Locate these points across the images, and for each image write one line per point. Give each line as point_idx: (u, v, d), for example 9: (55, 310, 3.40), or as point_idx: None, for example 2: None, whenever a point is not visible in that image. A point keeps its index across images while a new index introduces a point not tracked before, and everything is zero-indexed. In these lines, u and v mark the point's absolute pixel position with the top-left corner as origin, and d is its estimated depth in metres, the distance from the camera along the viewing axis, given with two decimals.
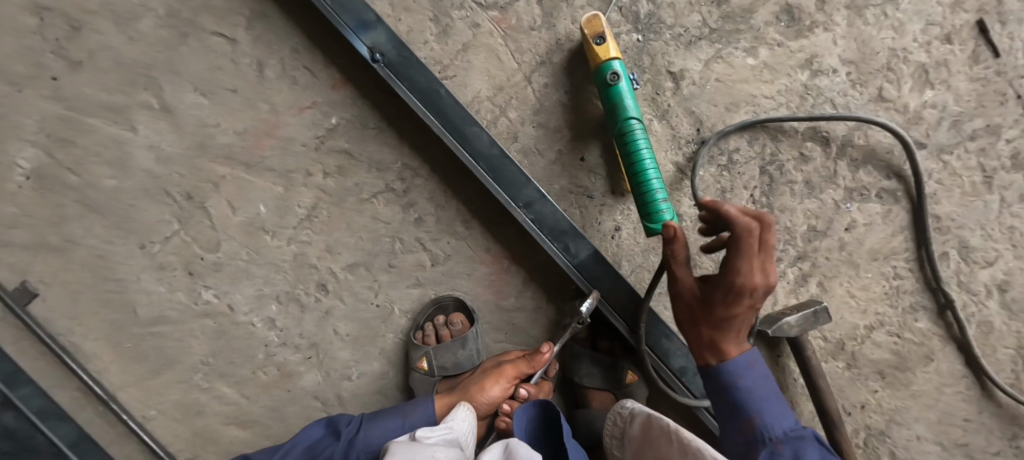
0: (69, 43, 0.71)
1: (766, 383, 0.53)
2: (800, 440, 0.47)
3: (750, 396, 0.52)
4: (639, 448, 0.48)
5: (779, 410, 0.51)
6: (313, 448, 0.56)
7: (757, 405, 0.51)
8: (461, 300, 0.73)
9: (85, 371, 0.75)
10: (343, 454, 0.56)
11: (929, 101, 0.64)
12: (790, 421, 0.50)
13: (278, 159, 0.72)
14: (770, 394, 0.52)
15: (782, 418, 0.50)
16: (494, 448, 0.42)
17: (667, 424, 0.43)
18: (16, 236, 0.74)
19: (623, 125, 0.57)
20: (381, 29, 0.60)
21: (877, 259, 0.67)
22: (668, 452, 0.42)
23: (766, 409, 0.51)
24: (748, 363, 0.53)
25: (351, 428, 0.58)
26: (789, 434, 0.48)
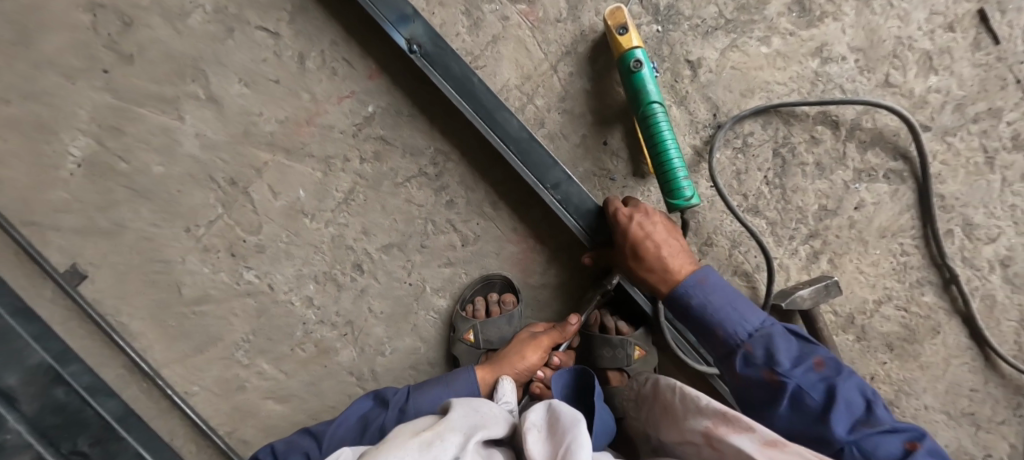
0: (121, 37, 0.76)
1: (720, 286, 0.54)
2: (768, 340, 0.47)
3: (710, 309, 0.52)
4: (648, 405, 0.52)
5: (743, 310, 0.51)
6: (364, 418, 0.59)
7: (719, 317, 0.51)
8: (511, 282, 0.77)
9: (132, 348, 0.79)
10: (395, 423, 0.58)
11: (933, 86, 0.68)
12: (754, 318, 0.50)
13: (318, 146, 0.76)
14: (730, 297, 0.52)
15: (747, 318, 0.50)
16: (540, 407, 0.42)
17: (671, 381, 0.47)
18: (67, 221, 0.78)
19: (646, 109, 0.61)
20: (418, 22, 0.65)
21: (885, 236, 0.71)
22: (670, 403, 0.46)
23: (729, 318, 0.51)
24: (701, 276, 0.55)
25: (400, 398, 0.60)
26: (757, 334, 0.49)
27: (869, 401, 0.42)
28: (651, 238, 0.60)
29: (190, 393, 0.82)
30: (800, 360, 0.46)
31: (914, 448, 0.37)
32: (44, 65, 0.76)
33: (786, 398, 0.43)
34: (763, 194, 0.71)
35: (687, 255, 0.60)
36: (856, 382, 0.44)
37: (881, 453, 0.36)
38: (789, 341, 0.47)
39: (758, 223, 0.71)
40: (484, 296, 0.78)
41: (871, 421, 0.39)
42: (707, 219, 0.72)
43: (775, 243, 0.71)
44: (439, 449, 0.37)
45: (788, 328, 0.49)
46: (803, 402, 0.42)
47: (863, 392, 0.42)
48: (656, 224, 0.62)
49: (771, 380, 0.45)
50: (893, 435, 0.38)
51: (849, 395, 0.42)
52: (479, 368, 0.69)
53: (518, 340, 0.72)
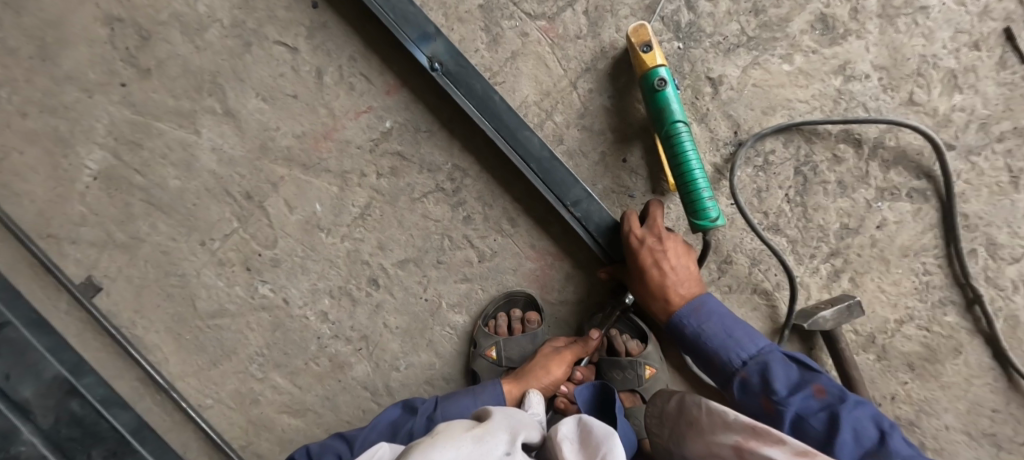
0: (139, 52, 0.76)
1: (717, 313, 0.57)
2: (763, 366, 0.50)
3: (707, 336, 0.56)
4: (669, 422, 0.49)
5: (740, 338, 0.54)
6: (393, 424, 0.60)
7: (716, 345, 0.55)
8: (534, 299, 0.77)
9: (146, 361, 0.79)
10: (423, 429, 0.60)
11: (958, 105, 0.67)
12: (752, 344, 0.53)
13: (335, 160, 0.76)
14: (727, 324, 0.56)
15: (744, 345, 0.54)
16: (570, 421, 0.41)
17: (696, 397, 0.46)
18: (84, 234, 0.78)
19: (670, 128, 0.61)
20: (440, 40, 0.65)
21: (907, 255, 0.70)
22: (694, 417, 0.44)
23: (726, 346, 0.54)
24: (695, 305, 0.59)
25: (428, 406, 0.62)
26: (753, 360, 0.52)
27: (879, 430, 0.41)
28: (656, 270, 0.61)
29: (203, 406, 0.81)
30: (798, 387, 0.47)
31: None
32: (62, 78, 0.76)
33: (787, 424, 0.45)
34: (784, 213, 0.70)
35: (691, 285, 0.61)
36: (864, 410, 0.43)
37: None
38: (788, 369, 0.49)
39: (778, 242, 0.71)
40: (506, 313, 0.77)
41: (879, 452, 0.39)
42: (726, 237, 0.72)
43: (796, 262, 0.71)
44: (491, 443, 0.37)
45: (788, 355, 0.51)
46: (803, 429, 0.44)
47: (872, 421, 0.42)
48: (665, 254, 0.61)
49: (769, 407, 0.47)
50: None
51: (854, 424, 0.42)
52: (506, 383, 0.69)
53: (542, 354, 0.71)
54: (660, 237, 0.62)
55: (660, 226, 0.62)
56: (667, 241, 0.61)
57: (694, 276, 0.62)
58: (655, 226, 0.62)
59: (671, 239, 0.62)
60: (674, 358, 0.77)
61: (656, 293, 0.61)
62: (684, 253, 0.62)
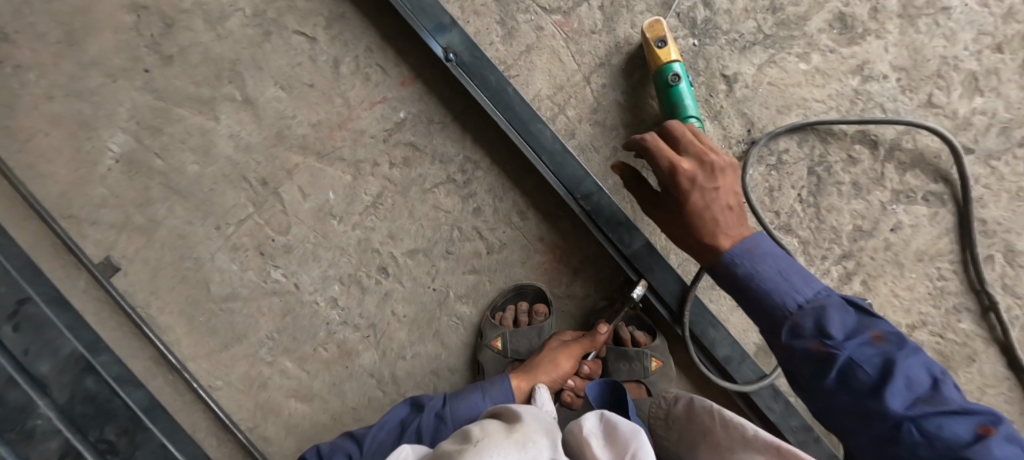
0: (163, 39, 0.78)
1: (772, 252, 0.42)
2: (823, 312, 0.37)
3: (756, 276, 0.41)
4: (681, 427, 0.49)
5: (794, 278, 0.40)
6: (401, 423, 0.59)
7: (767, 285, 0.41)
8: (541, 291, 0.77)
9: (160, 342, 0.80)
10: (432, 426, 0.59)
11: (978, 108, 0.66)
12: (804, 285, 0.40)
13: (349, 149, 0.77)
14: (773, 259, 0.42)
15: (795, 286, 0.40)
16: (592, 418, 0.37)
17: (711, 405, 0.43)
18: (105, 216, 0.80)
19: (684, 123, 0.61)
20: (455, 31, 0.67)
21: (922, 260, 0.69)
22: (710, 428, 0.41)
23: (779, 287, 0.40)
24: (749, 244, 0.44)
25: (436, 403, 0.61)
26: (806, 306, 0.38)
27: (933, 378, 0.33)
28: (711, 204, 0.46)
29: (214, 388, 0.82)
30: (852, 332, 0.36)
31: (990, 434, 0.30)
32: (88, 64, 0.78)
33: (834, 371, 0.35)
34: (796, 213, 0.69)
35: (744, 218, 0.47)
36: (917, 355, 0.35)
37: (948, 437, 0.30)
38: (847, 315, 0.37)
39: (790, 242, 0.70)
40: (514, 305, 0.78)
41: (935, 400, 0.32)
42: None
43: (807, 263, 0.70)
44: (535, 448, 0.30)
45: (843, 297, 0.38)
46: (853, 378, 0.34)
47: (926, 367, 0.34)
48: (719, 185, 0.46)
49: (818, 355, 0.36)
50: (968, 422, 0.30)
51: (910, 371, 0.33)
52: (514, 378, 0.67)
53: (549, 348, 0.71)
54: (711, 163, 0.47)
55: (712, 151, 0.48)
56: (719, 168, 0.47)
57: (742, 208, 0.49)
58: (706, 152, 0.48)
59: (723, 163, 0.48)
60: (681, 356, 0.76)
61: (711, 224, 0.46)
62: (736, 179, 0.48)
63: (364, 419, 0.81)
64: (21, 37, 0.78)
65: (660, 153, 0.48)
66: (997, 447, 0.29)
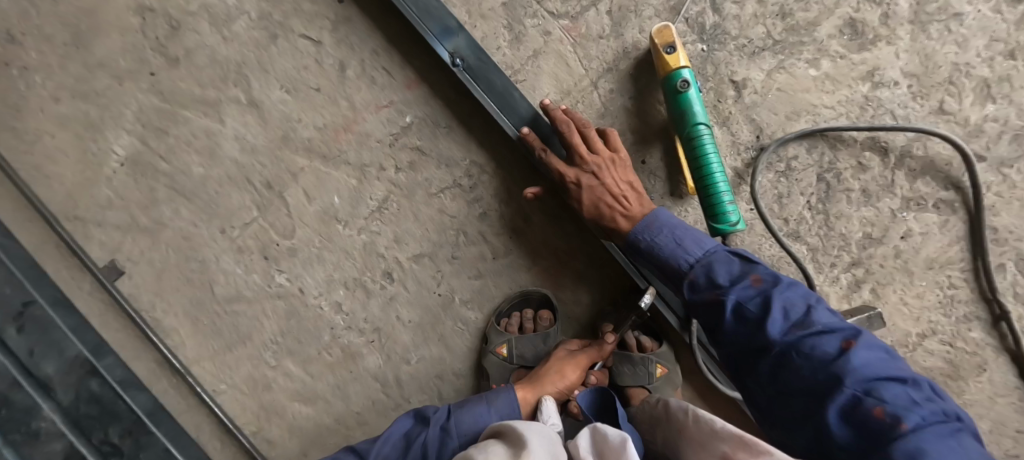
0: (169, 41, 0.78)
1: (670, 225, 0.55)
2: (710, 267, 0.48)
3: (659, 247, 0.55)
4: (663, 428, 0.48)
5: (688, 244, 0.52)
6: (406, 436, 0.59)
7: (667, 253, 0.53)
8: (547, 298, 0.76)
9: (164, 344, 0.80)
10: (437, 439, 0.58)
11: (990, 115, 0.65)
12: (698, 247, 0.51)
13: (355, 153, 0.77)
14: (677, 232, 0.53)
15: (691, 250, 0.51)
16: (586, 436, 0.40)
17: (686, 402, 0.43)
18: (110, 218, 0.80)
19: (692, 130, 0.60)
20: (462, 36, 0.67)
21: (932, 268, 0.68)
22: (685, 425, 0.41)
23: (675, 252, 0.53)
24: (648, 221, 0.57)
25: (441, 416, 0.60)
26: (700, 264, 0.49)
27: (807, 307, 0.42)
28: (600, 200, 0.61)
29: (218, 390, 0.82)
30: (738, 279, 0.45)
31: (850, 345, 0.37)
32: (94, 65, 0.78)
33: (728, 312, 0.44)
34: (805, 219, 0.69)
35: (638, 195, 0.61)
36: (794, 291, 0.43)
37: (816, 352, 0.37)
38: (730, 264, 0.47)
39: (798, 249, 0.69)
40: (519, 312, 0.77)
41: (805, 325, 0.40)
42: (745, 243, 0.70)
43: (816, 270, 0.70)
44: None
45: (730, 252, 0.48)
46: (742, 314, 0.43)
47: (802, 299, 0.42)
48: (603, 181, 0.61)
49: (712, 301, 0.46)
50: (832, 338, 0.38)
51: (785, 303, 0.42)
52: (520, 389, 0.67)
53: (555, 358, 0.70)
54: (589, 166, 0.61)
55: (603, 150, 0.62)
56: (598, 167, 0.61)
57: (637, 184, 0.62)
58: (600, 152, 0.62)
59: (601, 161, 0.61)
60: (687, 363, 0.75)
61: (605, 214, 0.61)
62: (619, 166, 0.62)
63: (368, 423, 0.80)
64: (28, 39, 0.78)
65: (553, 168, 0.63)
66: (853, 354, 0.36)
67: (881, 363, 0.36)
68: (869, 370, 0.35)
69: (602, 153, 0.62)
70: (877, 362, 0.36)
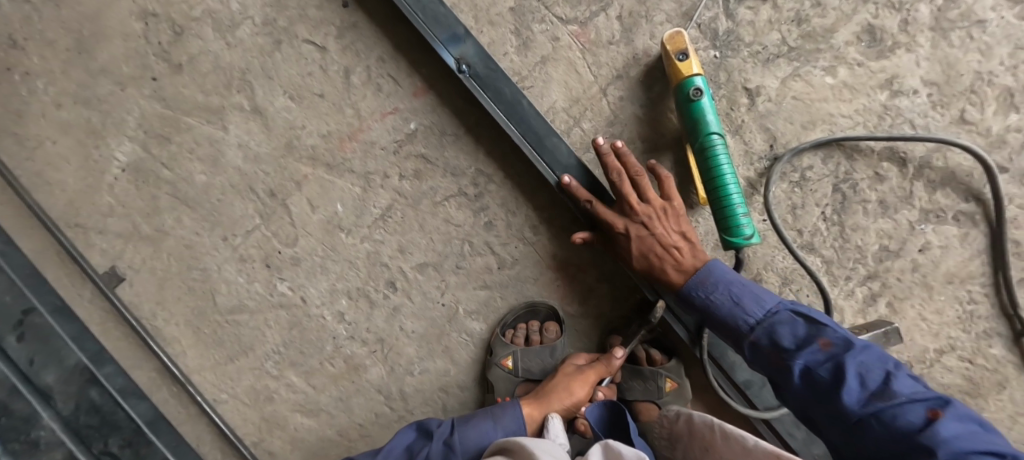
0: (172, 46, 0.77)
1: (724, 280, 0.56)
2: (773, 328, 0.51)
3: (714, 306, 0.56)
4: (684, 442, 0.51)
5: (746, 303, 0.54)
6: (409, 449, 0.58)
7: (723, 312, 0.55)
8: (555, 310, 0.75)
9: (165, 354, 0.79)
10: (440, 455, 0.57)
11: (1013, 125, 0.63)
12: (759, 307, 0.53)
13: (359, 161, 0.76)
14: (734, 290, 0.55)
15: (751, 310, 0.53)
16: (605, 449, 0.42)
17: (709, 417, 0.45)
18: (112, 225, 0.79)
19: (705, 140, 0.59)
20: (469, 43, 0.65)
21: (952, 282, 0.66)
22: (712, 442, 0.44)
23: (733, 312, 0.54)
24: (702, 276, 0.58)
25: (444, 431, 0.59)
26: (761, 326, 0.52)
27: (884, 373, 0.44)
28: (650, 251, 0.61)
29: (219, 401, 0.81)
30: (805, 342, 0.48)
31: (937, 416, 0.39)
32: (96, 71, 0.77)
33: (797, 376, 0.48)
34: (819, 231, 0.67)
35: (691, 245, 0.61)
36: (868, 354, 0.46)
37: (899, 422, 0.40)
38: (795, 325, 0.50)
39: (813, 261, 0.68)
40: (525, 323, 0.76)
41: (884, 393, 0.42)
42: (758, 255, 0.69)
43: (831, 283, 0.68)
44: None
45: (793, 313, 0.51)
46: (815, 379, 0.47)
47: (878, 364, 0.45)
48: (653, 232, 0.60)
49: (781, 365, 0.49)
50: (916, 407, 0.40)
51: (859, 369, 0.44)
52: (526, 405, 0.65)
53: (564, 373, 0.68)
54: (638, 217, 0.60)
55: (656, 198, 0.60)
56: (648, 217, 0.60)
57: (690, 232, 0.61)
58: (653, 199, 0.60)
59: (651, 211, 0.60)
60: (697, 378, 0.74)
61: (656, 266, 0.61)
62: (671, 215, 0.60)
63: (371, 436, 0.79)
64: (30, 44, 0.77)
65: (599, 216, 0.62)
66: (940, 425, 0.38)
67: (973, 436, 0.38)
68: (959, 442, 0.37)
69: (653, 202, 0.61)
70: (968, 433, 0.38)
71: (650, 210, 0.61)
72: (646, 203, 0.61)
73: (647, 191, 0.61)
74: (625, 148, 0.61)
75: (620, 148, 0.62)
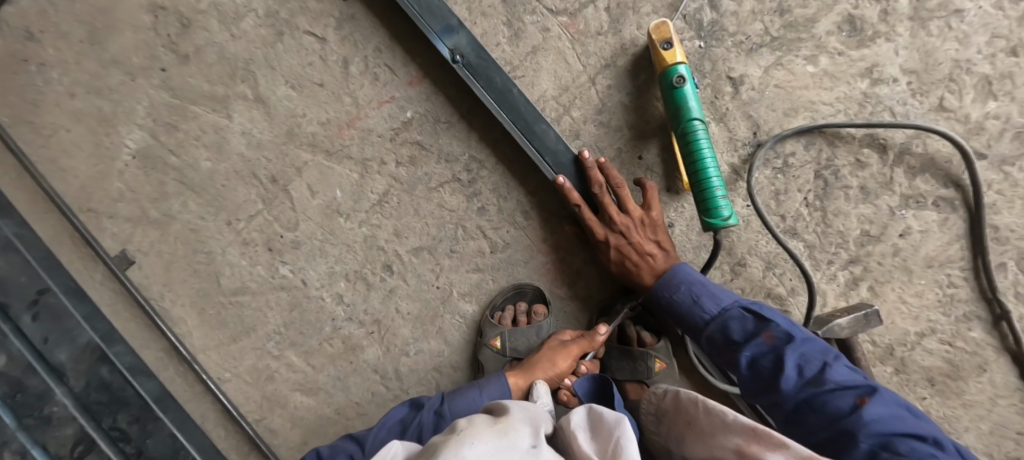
0: (180, 38, 0.80)
1: (687, 281, 0.60)
2: (726, 323, 0.54)
3: (677, 304, 0.60)
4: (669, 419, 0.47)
5: (705, 301, 0.57)
6: (402, 422, 0.60)
7: (684, 310, 0.59)
8: (541, 292, 0.78)
9: (172, 333, 0.82)
10: (432, 421, 0.59)
11: (992, 112, 0.65)
12: (714, 304, 0.56)
13: (357, 148, 0.79)
14: (694, 289, 0.58)
15: (707, 306, 0.57)
16: (580, 410, 0.40)
17: (694, 394, 0.42)
18: (122, 210, 0.83)
19: (687, 125, 0.61)
20: (462, 33, 0.68)
21: (932, 266, 0.68)
22: (694, 416, 0.41)
23: (692, 310, 0.58)
24: (667, 279, 0.61)
25: (434, 402, 0.62)
26: (715, 321, 0.55)
27: (822, 364, 0.46)
28: (626, 258, 0.65)
29: (222, 379, 0.84)
30: (752, 336, 0.51)
31: (864, 402, 0.41)
32: (108, 62, 0.81)
33: (744, 367, 0.50)
34: (802, 216, 0.69)
35: (665, 252, 0.65)
36: (809, 347, 0.48)
37: (829, 408, 0.42)
38: (744, 322, 0.53)
39: (795, 246, 0.69)
40: (513, 305, 0.78)
41: (817, 381, 0.44)
42: (742, 239, 0.71)
43: (813, 268, 0.70)
44: (516, 436, 0.36)
45: (743, 310, 0.53)
46: (759, 369, 0.49)
47: (818, 356, 0.47)
48: (630, 240, 0.65)
49: (730, 358, 0.52)
50: (846, 394, 0.42)
51: (798, 360, 0.47)
52: (513, 375, 0.68)
53: (547, 347, 0.71)
54: (617, 227, 0.65)
55: (637, 212, 0.65)
56: (626, 227, 0.65)
57: (665, 240, 0.65)
58: (631, 212, 0.65)
59: (629, 221, 0.65)
60: (683, 359, 0.76)
61: (631, 270, 0.65)
62: (647, 226, 0.65)
63: (367, 414, 0.82)
64: (45, 36, 0.81)
65: (584, 221, 0.67)
66: (865, 410, 0.40)
67: (898, 419, 0.40)
68: (881, 425, 0.39)
69: (631, 213, 0.65)
70: (893, 418, 0.40)
71: (630, 221, 0.65)
72: (625, 213, 0.66)
73: (628, 205, 0.65)
74: (607, 162, 0.66)
75: (603, 163, 0.66)
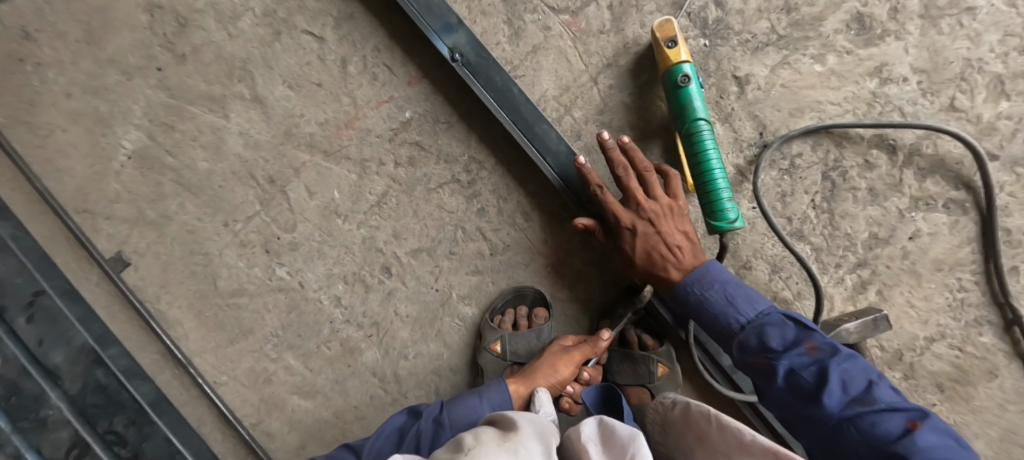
0: (176, 37, 0.79)
1: (720, 280, 0.57)
2: (762, 329, 0.52)
3: (708, 303, 0.57)
4: (677, 432, 0.46)
5: (740, 304, 0.55)
6: (399, 430, 0.59)
7: (716, 311, 0.56)
8: (541, 294, 0.76)
9: (168, 336, 0.81)
10: (430, 430, 0.58)
11: (1004, 112, 0.63)
12: (750, 308, 0.54)
13: (356, 148, 0.78)
14: (729, 290, 0.56)
15: (744, 310, 0.55)
16: (591, 423, 0.39)
17: (705, 408, 0.40)
18: (118, 211, 0.82)
19: (692, 125, 0.59)
20: (462, 32, 0.67)
21: (942, 269, 0.66)
22: (706, 432, 0.39)
23: (726, 312, 0.55)
24: (699, 273, 0.58)
25: (433, 409, 0.60)
26: (751, 326, 0.53)
27: (868, 382, 0.44)
28: (654, 248, 0.61)
29: (219, 382, 0.83)
30: (792, 345, 0.49)
31: (916, 426, 0.39)
32: (105, 62, 0.80)
33: (781, 377, 0.48)
34: (808, 218, 0.67)
35: (691, 245, 0.61)
36: (852, 363, 0.46)
37: (877, 429, 0.40)
38: (784, 330, 0.51)
39: (801, 249, 0.68)
40: (513, 309, 0.77)
41: (865, 399, 0.42)
42: (747, 241, 0.69)
43: (819, 271, 0.68)
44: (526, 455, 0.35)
45: (784, 317, 0.51)
46: (797, 381, 0.47)
47: (862, 373, 0.45)
48: (658, 229, 0.60)
49: (765, 365, 0.50)
50: (897, 415, 0.40)
51: (843, 375, 0.45)
52: (513, 382, 0.66)
53: (549, 353, 0.70)
54: (646, 213, 0.60)
55: (665, 197, 0.60)
56: (655, 214, 0.60)
57: (690, 233, 0.62)
58: (660, 197, 0.61)
59: (659, 208, 0.60)
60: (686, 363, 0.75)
61: (657, 263, 0.61)
62: (676, 214, 0.61)
63: (365, 418, 0.81)
64: (41, 36, 0.80)
65: (608, 206, 0.61)
66: (918, 436, 0.38)
67: (950, 448, 0.38)
68: (934, 452, 0.37)
69: (660, 199, 0.61)
70: (946, 447, 0.38)
71: (658, 207, 0.60)
72: (653, 200, 0.61)
73: (655, 190, 0.61)
74: (632, 143, 0.61)
75: (628, 143, 0.62)
